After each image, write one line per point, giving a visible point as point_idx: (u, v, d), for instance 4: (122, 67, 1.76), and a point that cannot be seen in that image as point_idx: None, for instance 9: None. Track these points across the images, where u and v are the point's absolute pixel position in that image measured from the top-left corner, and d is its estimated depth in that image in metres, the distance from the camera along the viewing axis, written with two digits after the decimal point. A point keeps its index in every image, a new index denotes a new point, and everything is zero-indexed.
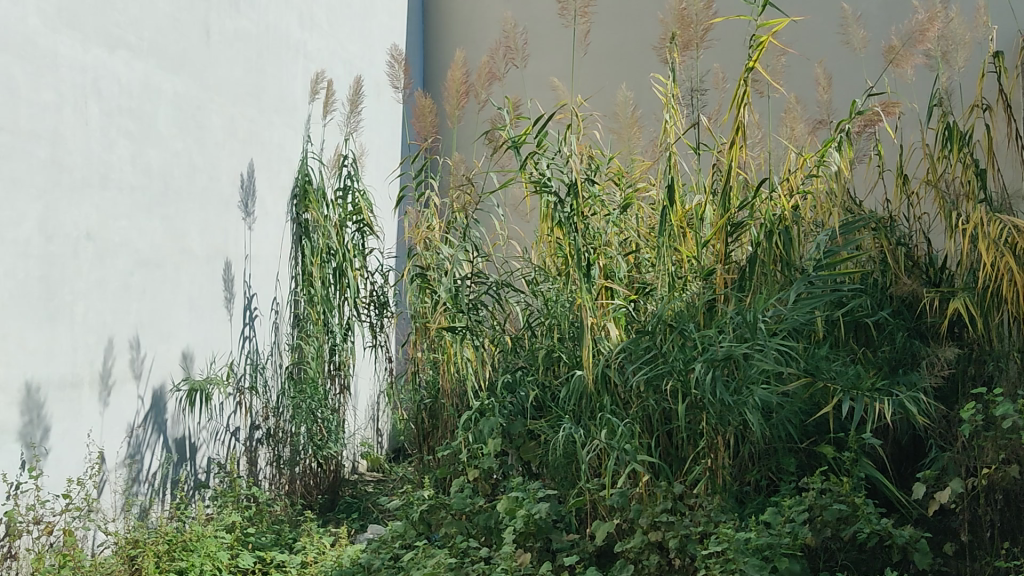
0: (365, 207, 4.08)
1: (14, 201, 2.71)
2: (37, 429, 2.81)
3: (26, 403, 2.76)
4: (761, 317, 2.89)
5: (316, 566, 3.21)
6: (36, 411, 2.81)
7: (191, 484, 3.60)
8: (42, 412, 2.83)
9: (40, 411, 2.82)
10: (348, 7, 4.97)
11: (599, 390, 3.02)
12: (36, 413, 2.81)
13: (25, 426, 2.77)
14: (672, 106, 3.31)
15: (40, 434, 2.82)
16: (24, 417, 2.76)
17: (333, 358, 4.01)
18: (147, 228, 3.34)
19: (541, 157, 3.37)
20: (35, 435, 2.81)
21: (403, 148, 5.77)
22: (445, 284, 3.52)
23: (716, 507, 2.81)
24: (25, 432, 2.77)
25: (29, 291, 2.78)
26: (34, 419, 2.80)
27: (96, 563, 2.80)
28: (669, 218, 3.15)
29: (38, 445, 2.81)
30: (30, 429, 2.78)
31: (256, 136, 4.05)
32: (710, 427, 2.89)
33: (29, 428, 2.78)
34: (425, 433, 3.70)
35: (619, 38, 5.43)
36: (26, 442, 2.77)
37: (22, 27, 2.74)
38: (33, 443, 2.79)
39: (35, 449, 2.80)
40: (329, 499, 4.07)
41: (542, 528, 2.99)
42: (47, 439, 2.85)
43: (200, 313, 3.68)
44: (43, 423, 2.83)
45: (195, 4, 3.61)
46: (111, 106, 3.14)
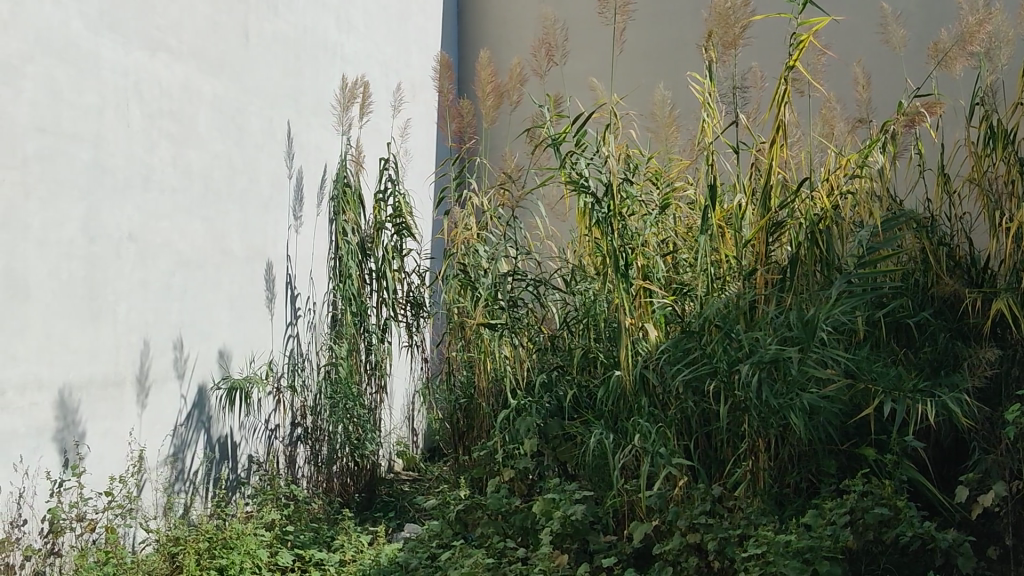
0: (406, 210, 4.11)
1: (56, 202, 2.74)
2: (73, 434, 2.83)
3: (63, 407, 2.78)
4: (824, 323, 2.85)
5: (354, 564, 3.25)
6: (72, 416, 2.82)
7: (231, 482, 3.63)
8: (77, 416, 2.84)
9: (76, 416, 2.83)
10: (385, 9, 4.99)
11: (638, 391, 3.01)
12: (72, 418, 2.82)
13: (63, 431, 2.78)
14: (709, 105, 3.29)
15: (77, 438, 2.84)
16: (62, 421, 2.78)
17: (370, 358, 4.03)
18: (188, 228, 3.38)
19: (579, 156, 3.34)
20: (73, 439, 2.82)
21: (439, 150, 5.78)
22: (486, 279, 3.54)
23: (756, 509, 2.79)
24: (63, 437, 2.78)
25: (73, 291, 2.82)
26: (70, 424, 2.82)
27: (138, 560, 2.83)
28: (708, 218, 3.12)
29: (77, 449, 2.83)
30: (67, 434, 2.80)
31: (295, 138, 4.08)
32: (752, 429, 2.87)
33: (66, 432, 2.79)
34: (461, 433, 3.73)
35: (656, 38, 5.41)
36: (64, 446, 2.79)
37: (64, 29, 2.77)
38: (71, 448, 2.81)
39: (73, 452, 2.82)
40: (366, 497, 4.09)
41: (580, 529, 2.98)
42: (85, 440, 2.88)
43: (241, 313, 3.71)
44: (79, 427, 2.85)
45: (235, 7, 3.64)
46: (152, 109, 3.17)
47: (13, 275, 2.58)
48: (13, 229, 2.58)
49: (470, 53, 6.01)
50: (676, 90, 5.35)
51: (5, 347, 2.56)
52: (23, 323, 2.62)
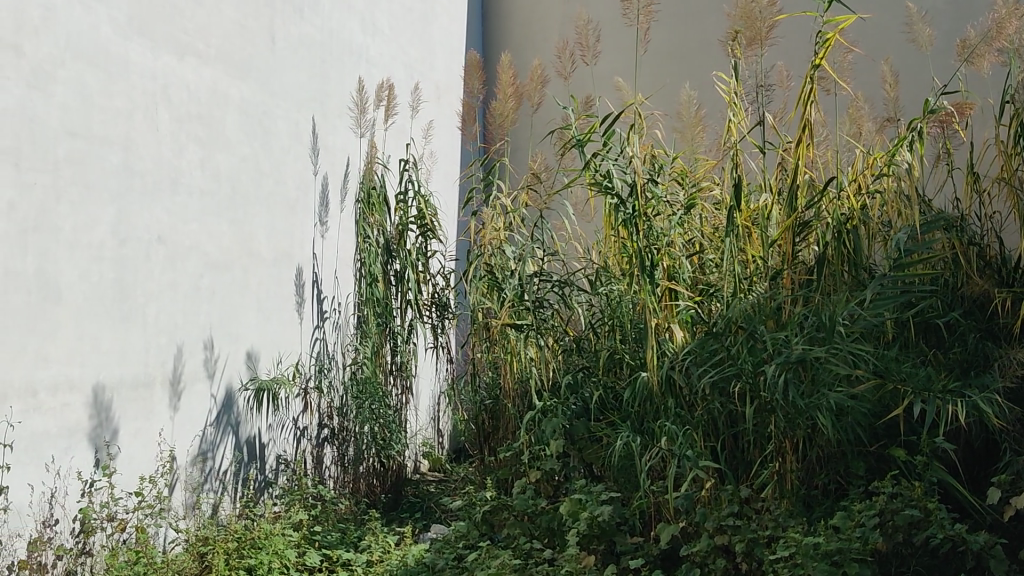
0: (429, 211, 4.11)
1: (87, 205, 2.77)
2: (106, 432, 2.86)
3: (96, 406, 2.82)
4: (841, 318, 2.83)
5: (381, 564, 3.26)
6: (105, 414, 2.86)
7: (261, 483, 3.67)
8: (110, 414, 2.88)
9: (109, 415, 2.87)
10: (410, 11, 5.01)
11: (664, 392, 2.99)
12: (106, 416, 2.86)
13: (96, 429, 2.82)
14: (735, 104, 3.23)
15: (110, 436, 2.88)
16: (95, 419, 2.81)
17: (396, 359, 4.04)
18: (216, 231, 3.41)
19: (604, 157, 3.33)
20: (105, 436, 2.86)
21: (463, 153, 5.81)
22: (512, 280, 3.52)
23: (783, 511, 2.78)
24: (96, 434, 2.82)
25: (104, 293, 2.85)
26: (103, 422, 2.85)
27: (168, 560, 2.86)
28: (734, 219, 3.10)
29: (109, 447, 2.87)
30: (100, 432, 2.83)
31: (320, 141, 4.10)
32: (779, 430, 2.86)
33: (100, 430, 2.83)
34: (486, 434, 3.75)
35: (681, 38, 5.40)
36: (97, 444, 2.82)
37: (94, 34, 2.80)
38: (104, 447, 2.84)
39: (106, 450, 2.85)
40: (393, 498, 4.08)
41: (607, 531, 2.97)
42: (117, 438, 2.91)
43: (268, 314, 3.73)
44: (112, 425, 2.88)
45: (261, 11, 3.66)
46: (180, 112, 3.20)
47: (45, 278, 2.61)
48: (45, 232, 2.61)
49: (495, 55, 6.02)
50: (701, 89, 5.33)
51: (37, 348, 2.59)
52: (54, 325, 2.65)
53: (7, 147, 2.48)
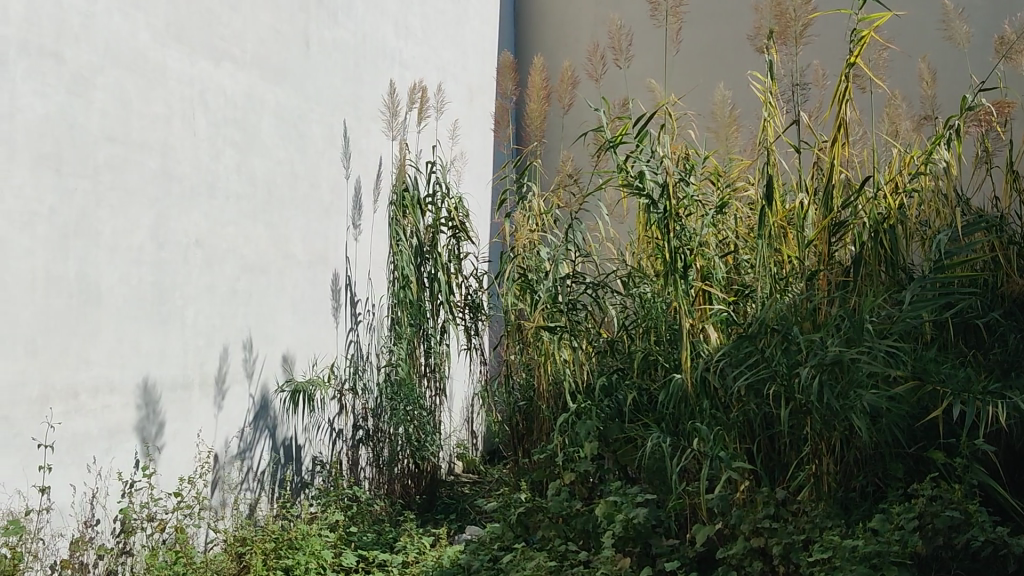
0: (460, 213, 4.14)
1: (126, 210, 2.81)
2: (153, 425, 2.94)
3: (143, 397, 2.90)
4: (869, 318, 2.80)
5: (417, 566, 3.28)
6: (151, 407, 2.94)
7: (297, 483, 3.70)
8: (156, 407, 2.96)
9: (156, 407, 2.95)
10: (442, 14, 5.03)
11: (698, 394, 2.97)
12: (152, 408, 2.94)
13: (142, 421, 2.89)
14: (770, 103, 3.19)
15: (155, 429, 2.95)
16: (142, 411, 2.89)
17: (429, 360, 4.07)
18: (253, 234, 3.44)
19: (636, 158, 3.32)
20: (151, 430, 2.93)
21: (496, 154, 5.82)
22: (546, 282, 3.52)
23: (820, 513, 2.76)
24: (143, 426, 2.89)
25: (143, 296, 2.89)
26: (150, 414, 2.93)
27: (207, 560, 2.89)
28: (768, 219, 3.08)
29: (153, 441, 2.94)
30: (147, 424, 2.91)
31: (354, 144, 4.13)
32: (815, 432, 2.84)
33: (148, 421, 2.92)
34: (521, 435, 3.78)
35: (714, 38, 5.39)
36: (142, 437, 2.90)
37: (132, 41, 2.84)
38: (150, 438, 2.92)
39: (151, 442, 2.93)
40: (427, 499, 4.11)
41: (642, 533, 2.96)
42: (162, 434, 2.98)
43: (304, 317, 3.77)
44: (158, 418, 2.96)
45: (296, 16, 3.70)
46: (217, 117, 3.24)
47: (86, 281, 2.65)
48: (86, 237, 2.65)
49: (528, 57, 6.03)
50: (736, 89, 5.30)
51: (78, 350, 2.63)
52: (95, 327, 2.69)
53: (48, 153, 2.52)
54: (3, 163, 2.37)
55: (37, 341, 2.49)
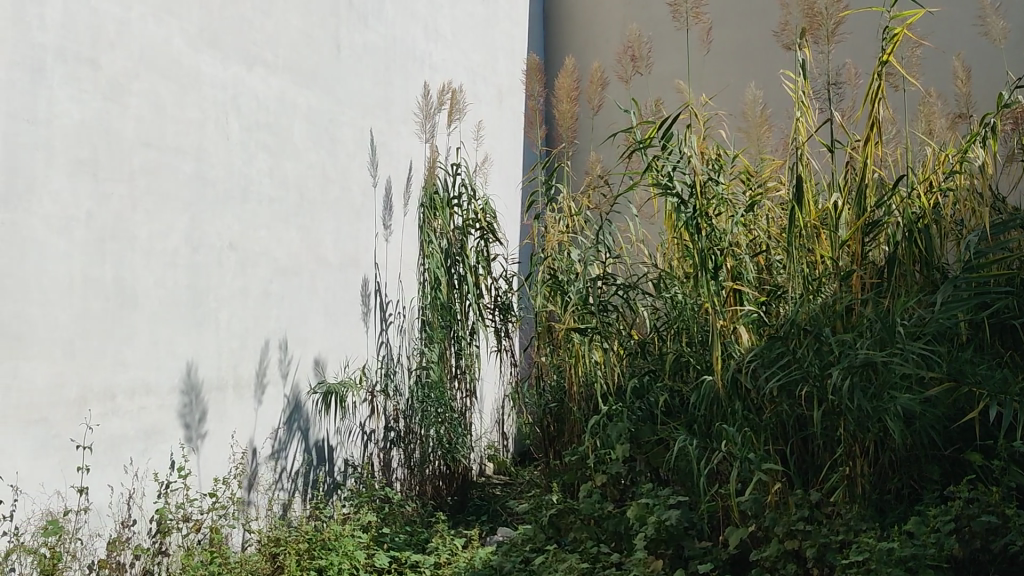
0: (489, 215, 4.15)
1: (161, 214, 2.85)
2: (197, 411, 3.01)
3: (188, 385, 2.97)
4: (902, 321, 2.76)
5: (450, 566, 3.29)
6: (195, 393, 3.01)
7: (329, 485, 3.73)
8: (200, 395, 3.03)
9: (199, 394, 3.02)
10: (472, 16, 5.05)
11: (730, 395, 2.95)
12: (196, 394, 3.01)
13: (186, 407, 2.97)
14: (803, 103, 3.17)
15: (199, 416, 3.02)
16: (186, 398, 2.97)
17: (459, 362, 4.08)
18: (285, 237, 3.47)
19: (665, 158, 3.30)
20: (195, 416, 3.01)
21: (526, 156, 5.83)
22: (576, 284, 3.51)
23: (855, 515, 2.74)
24: (187, 411, 2.97)
25: (178, 298, 2.92)
26: (194, 401, 3.00)
27: (242, 560, 2.91)
28: (800, 219, 3.04)
29: (196, 428, 3.01)
30: (191, 410, 2.98)
31: (385, 147, 4.15)
32: (849, 434, 2.81)
33: (194, 406, 3.00)
34: (551, 437, 3.76)
35: (744, 37, 5.37)
36: (186, 423, 2.97)
37: (166, 46, 2.88)
38: (193, 424, 3.00)
39: (194, 428, 3.00)
40: (459, 500, 4.13)
41: (674, 535, 2.95)
42: (205, 421, 3.06)
43: (335, 319, 3.79)
44: (202, 405, 3.04)
45: (327, 21, 3.72)
46: (250, 122, 3.27)
47: (122, 285, 2.69)
48: (122, 240, 2.69)
49: (557, 58, 6.03)
50: (767, 89, 5.26)
51: (115, 353, 2.67)
52: (131, 330, 2.73)
53: (85, 158, 2.56)
54: (42, 168, 2.41)
55: (75, 344, 2.53)
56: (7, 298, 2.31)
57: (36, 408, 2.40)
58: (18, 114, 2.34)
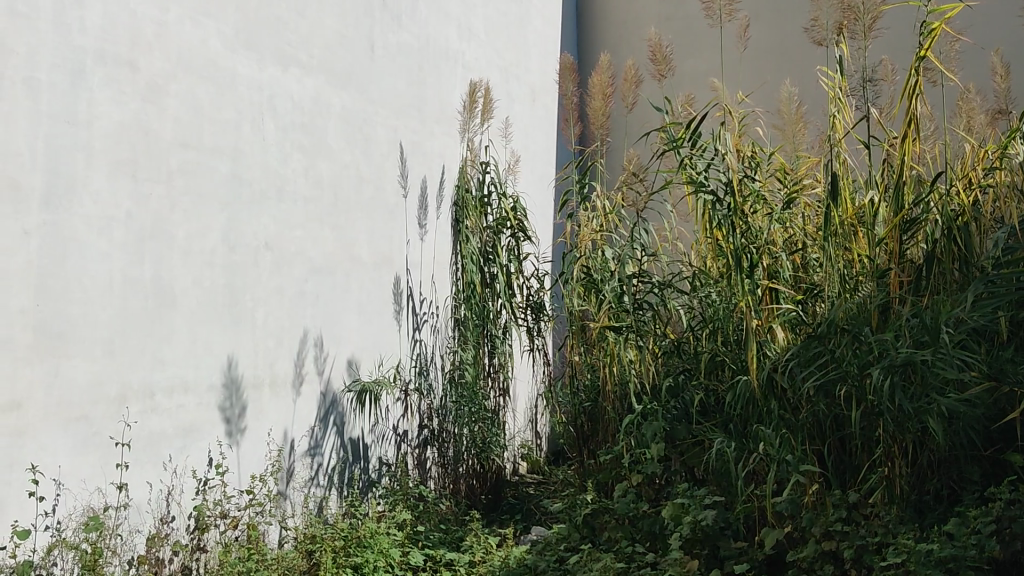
0: (519, 213, 4.16)
1: (199, 214, 2.88)
2: (237, 405, 3.06)
3: (228, 378, 3.02)
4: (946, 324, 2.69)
5: (484, 565, 3.29)
6: (235, 387, 3.05)
7: (364, 483, 3.75)
8: (240, 389, 3.07)
9: (239, 387, 3.07)
10: (505, 15, 5.05)
11: (767, 396, 2.91)
12: (236, 388, 3.05)
13: (227, 400, 3.01)
14: (839, 100, 3.14)
15: (239, 411, 3.07)
16: (227, 391, 3.01)
17: (493, 361, 4.10)
18: (319, 237, 3.49)
19: (700, 157, 3.27)
20: (235, 411, 3.05)
21: (558, 155, 5.84)
22: (611, 283, 3.49)
23: (894, 517, 2.72)
24: (227, 405, 3.01)
25: (215, 297, 2.95)
26: (234, 394, 3.05)
27: (278, 557, 2.93)
28: (836, 217, 3.01)
29: (236, 423, 3.05)
30: (232, 404, 3.03)
31: (418, 147, 4.17)
32: (887, 435, 2.77)
33: (233, 401, 3.04)
34: (585, 436, 3.75)
35: (781, 33, 5.35)
36: (227, 417, 3.01)
37: (203, 48, 2.91)
38: (234, 418, 3.04)
39: (235, 422, 3.05)
40: (493, 499, 4.14)
41: (710, 535, 2.94)
42: (244, 416, 3.09)
43: (370, 317, 3.81)
44: (242, 399, 3.08)
45: (361, 21, 3.74)
46: (286, 122, 3.30)
47: (160, 284, 2.72)
48: (160, 240, 2.72)
49: (591, 56, 6.02)
50: (804, 85, 5.25)
51: (154, 351, 2.70)
52: (170, 328, 2.76)
53: (124, 159, 2.59)
54: (82, 169, 2.44)
55: (115, 342, 2.56)
56: (48, 298, 2.34)
57: (77, 406, 2.43)
58: (58, 116, 2.38)
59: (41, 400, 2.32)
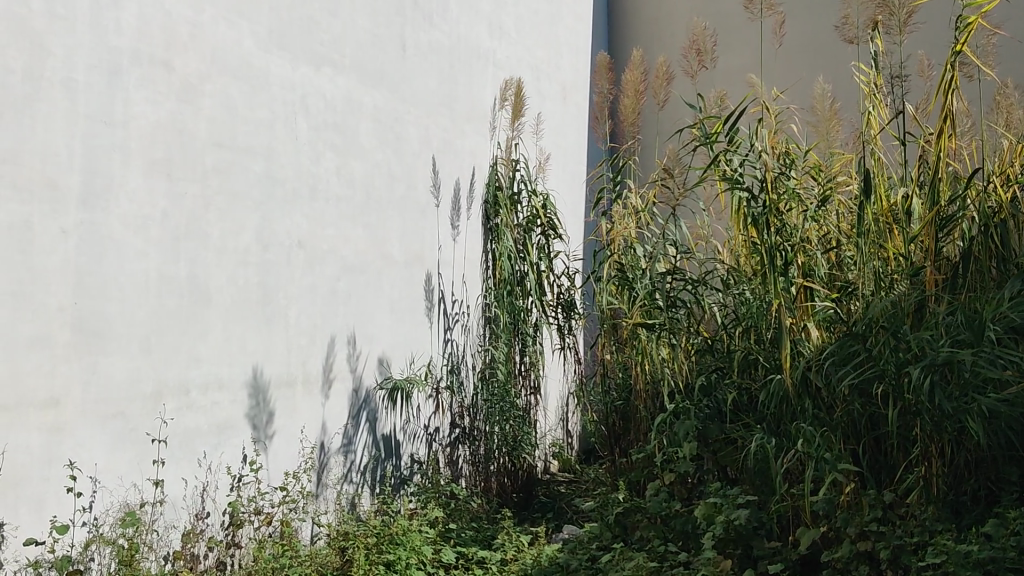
0: (550, 212, 4.17)
1: (233, 213, 2.90)
2: (264, 412, 3.05)
3: (254, 387, 3.00)
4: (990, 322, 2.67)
5: (516, 563, 3.29)
6: (262, 395, 3.04)
7: (396, 480, 3.77)
8: (267, 397, 3.06)
9: (267, 394, 3.06)
10: (536, 13, 5.05)
11: (800, 394, 2.90)
12: (263, 397, 3.04)
13: (254, 409, 3.00)
14: (874, 96, 3.11)
15: (266, 418, 3.06)
16: (253, 399, 3.00)
17: (524, 359, 4.10)
18: (352, 235, 3.51)
19: (734, 153, 3.25)
20: (261, 419, 3.04)
21: (590, 152, 5.85)
22: (643, 281, 3.48)
23: (931, 516, 2.70)
24: (254, 414, 3.00)
25: (249, 295, 2.98)
26: (261, 402, 3.04)
27: (311, 554, 2.95)
28: (870, 214, 2.97)
29: (263, 430, 3.05)
30: (258, 412, 3.02)
31: (450, 145, 4.18)
32: (925, 434, 2.74)
33: (259, 410, 3.02)
34: (617, 435, 3.76)
35: (814, 30, 5.31)
36: (254, 425, 3.00)
37: (237, 49, 2.93)
38: (261, 425, 3.03)
39: (262, 429, 3.04)
40: (524, 497, 4.13)
41: (743, 535, 2.93)
42: (273, 422, 3.09)
43: (401, 316, 3.83)
44: (268, 407, 3.07)
45: (393, 20, 3.75)
46: (318, 121, 3.32)
47: (195, 282, 2.75)
48: (195, 239, 2.74)
49: (623, 54, 6.00)
50: (837, 82, 5.21)
51: (189, 349, 2.73)
52: (205, 326, 2.79)
53: (160, 159, 2.62)
54: (119, 169, 2.47)
55: (151, 340, 2.58)
56: (86, 296, 2.37)
57: (114, 402, 2.46)
58: (96, 116, 2.40)
59: (78, 396, 2.35)
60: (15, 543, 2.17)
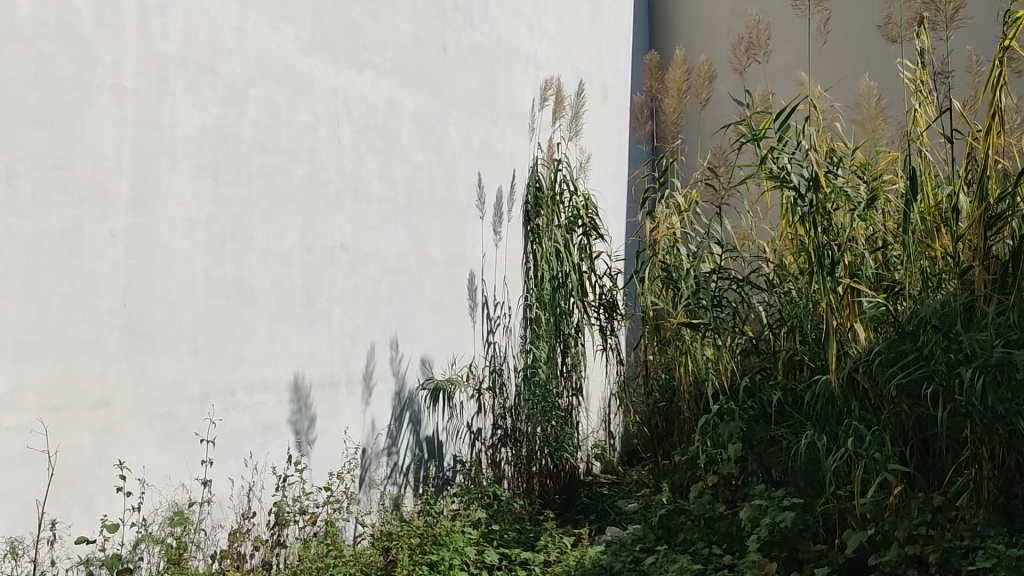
0: (592, 212, 4.16)
1: (278, 216, 2.93)
2: (306, 417, 3.06)
3: (295, 392, 3.02)
4: None
5: (559, 565, 3.29)
6: (304, 400, 3.06)
7: (439, 480, 3.79)
8: (308, 401, 3.08)
9: (309, 399, 3.08)
10: (576, 13, 5.04)
11: (847, 395, 2.85)
12: (304, 401, 3.06)
13: (295, 414, 3.02)
14: (921, 93, 3.05)
15: (308, 423, 3.07)
16: (295, 403, 3.01)
17: (566, 359, 4.10)
18: (394, 237, 3.53)
19: (780, 151, 3.21)
20: (303, 423, 3.06)
21: (630, 151, 5.82)
22: (687, 280, 3.45)
23: (981, 520, 2.68)
24: (296, 419, 3.01)
25: (293, 298, 3.01)
26: (302, 407, 3.05)
27: (355, 554, 2.97)
28: (915, 212, 2.92)
29: (305, 435, 3.06)
30: (300, 417, 3.03)
31: (491, 146, 4.18)
32: (975, 436, 2.69)
33: (300, 414, 3.03)
34: (660, 437, 3.72)
35: (859, 27, 5.25)
36: (296, 429, 3.02)
37: (281, 53, 2.96)
38: (303, 430, 3.05)
39: (304, 434, 3.05)
40: (566, 498, 4.12)
41: (788, 537, 2.90)
42: (312, 429, 3.09)
43: (443, 317, 3.84)
44: (310, 412, 3.08)
45: (434, 22, 3.77)
46: (361, 124, 3.34)
47: (241, 285, 2.78)
48: (240, 242, 2.78)
49: (664, 53, 5.98)
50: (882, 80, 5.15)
51: (235, 351, 2.76)
52: (250, 327, 2.82)
53: (206, 162, 2.65)
54: (166, 173, 2.51)
55: (198, 341, 2.62)
56: (135, 298, 2.40)
57: (162, 403, 2.50)
58: (144, 122, 2.44)
59: (128, 397, 2.39)
60: (67, 542, 2.22)
